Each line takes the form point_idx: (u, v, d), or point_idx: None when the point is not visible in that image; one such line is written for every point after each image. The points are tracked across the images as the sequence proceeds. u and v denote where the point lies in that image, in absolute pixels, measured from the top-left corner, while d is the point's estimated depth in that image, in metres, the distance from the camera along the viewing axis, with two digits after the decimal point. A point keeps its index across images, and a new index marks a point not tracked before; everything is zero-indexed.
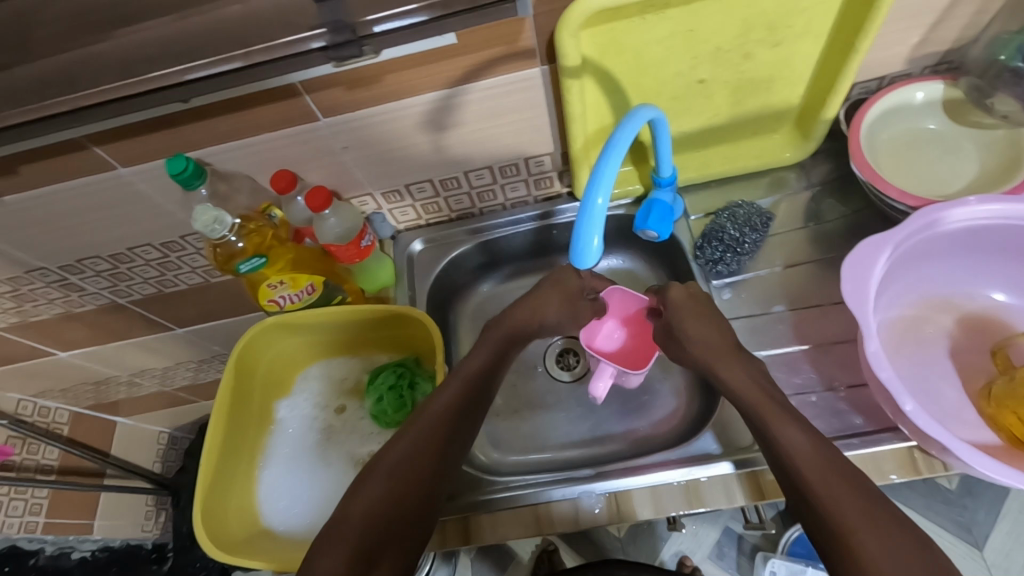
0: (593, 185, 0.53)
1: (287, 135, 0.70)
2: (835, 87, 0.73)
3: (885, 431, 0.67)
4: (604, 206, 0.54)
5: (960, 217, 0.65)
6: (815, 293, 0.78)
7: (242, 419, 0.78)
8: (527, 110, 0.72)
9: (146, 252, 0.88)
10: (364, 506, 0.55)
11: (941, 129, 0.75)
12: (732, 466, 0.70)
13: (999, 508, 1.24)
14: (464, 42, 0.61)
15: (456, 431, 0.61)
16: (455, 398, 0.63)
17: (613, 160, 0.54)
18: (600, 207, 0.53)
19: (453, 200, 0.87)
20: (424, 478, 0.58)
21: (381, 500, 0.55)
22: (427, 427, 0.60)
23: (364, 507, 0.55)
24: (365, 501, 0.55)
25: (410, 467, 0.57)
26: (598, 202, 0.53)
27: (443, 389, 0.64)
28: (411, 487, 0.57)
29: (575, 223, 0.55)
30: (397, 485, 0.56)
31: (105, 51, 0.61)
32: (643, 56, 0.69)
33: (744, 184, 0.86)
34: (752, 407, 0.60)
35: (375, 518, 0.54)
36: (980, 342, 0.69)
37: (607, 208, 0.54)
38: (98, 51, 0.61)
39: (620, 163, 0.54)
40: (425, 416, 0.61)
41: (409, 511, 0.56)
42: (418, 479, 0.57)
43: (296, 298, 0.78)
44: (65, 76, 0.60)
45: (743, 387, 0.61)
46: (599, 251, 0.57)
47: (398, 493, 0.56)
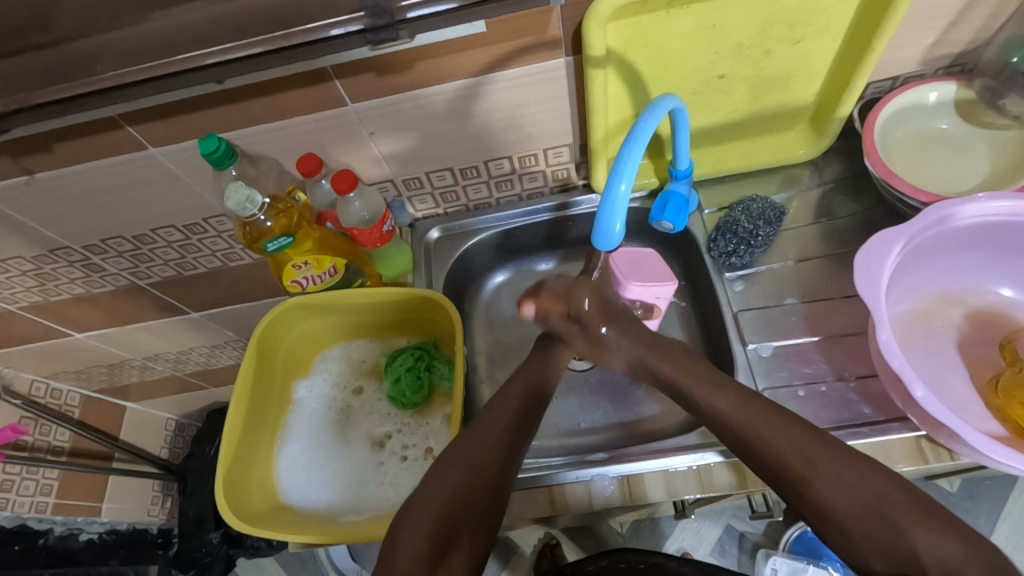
0: (617, 171, 0.55)
1: (316, 120, 0.71)
2: (850, 86, 0.75)
3: (894, 420, 0.68)
4: (627, 193, 0.56)
5: (971, 213, 0.67)
6: (827, 287, 0.80)
7: (263, 398, 0.80)
8: (549, 100, 0.74)
9: (169, 234, 0.90)
10: (448, 486, 0.55)
11: (953, 128, 0.77)
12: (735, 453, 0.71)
13: (999, 512, 1.26)
14: (492, 31, 0.64)
15: (522, 429, 0.61)
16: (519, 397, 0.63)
17: (636, 148, 0.54)
18: (623, 194, 0.55)
19: (471, 190, 0.89)
20: (500, 466, 0.57)
21: (458, 483, 0.55)
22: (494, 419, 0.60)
23: (446, 490, 0.54)
24: (447, 484, 0.55)
25: (486, 452, 0.57)
26: (621, 188, 0.55)
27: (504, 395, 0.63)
28: (489, 471, 0.56)
29: (598, 210, 0.56)
30: (475, 468, 0.56)
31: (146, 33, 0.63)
32: (665, 50, 0.70)
33: (758, 180, 0.88)
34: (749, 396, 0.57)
35: (459, 500, 0.54)
36: (988, 336, 0.70)
37: (629, 195, 0.56)
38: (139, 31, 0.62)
39: (644, 149, 0.55)
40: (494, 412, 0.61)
41: (486, 496, 0.55)
42: (496, 459, 0.57)
43: (318, 279, 0.80)
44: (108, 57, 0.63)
45: (740, 407, 0.56)
46: (621, 237, 0.59)
47: (482, 482, 0.56)
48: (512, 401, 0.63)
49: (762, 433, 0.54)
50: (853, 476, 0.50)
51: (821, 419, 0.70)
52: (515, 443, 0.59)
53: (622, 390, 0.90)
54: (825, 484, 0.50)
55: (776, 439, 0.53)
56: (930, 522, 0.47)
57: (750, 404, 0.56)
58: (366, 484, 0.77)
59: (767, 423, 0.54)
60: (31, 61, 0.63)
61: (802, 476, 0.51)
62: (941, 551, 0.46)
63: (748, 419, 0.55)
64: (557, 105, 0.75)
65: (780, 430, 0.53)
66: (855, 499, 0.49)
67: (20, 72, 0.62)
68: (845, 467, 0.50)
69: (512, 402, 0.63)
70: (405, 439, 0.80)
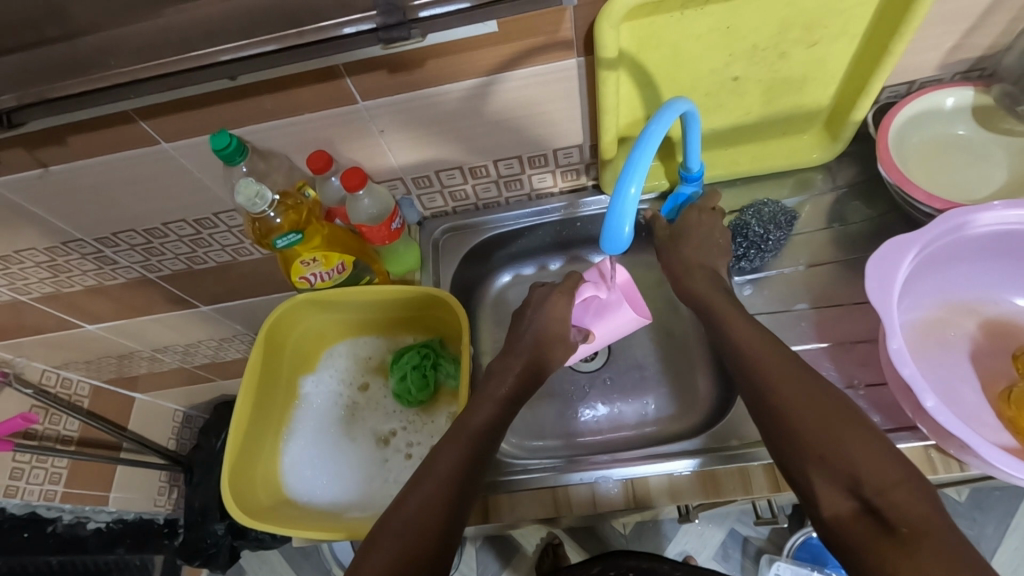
0: (627, 174, 0.54)
1: (325, 117, 0.71)
2: (865, 90, 0.74)
3: (904, 430, 0.68)
4: (637, 195, 0.55)
5: (986, 221, 0.66)
6: (837, 292, 0.79)
7: (270, 393, 0.80)
8: (560, 100, 0.74)
9: (180, 228, 0.90)
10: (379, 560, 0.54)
11: (970, 135, 0.76)
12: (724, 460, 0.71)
13: (1008, 524, 1.27)
14: (504, 30, 0.63)
15: (472, 475, 0.60)
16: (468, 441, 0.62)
17: (647, 150, 0.54)
18: (632, 196, 0.54)
19: (480, 189, 0.89)
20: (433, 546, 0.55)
21: (395, 548, 0.55)
22: (444, 465, 0.60)
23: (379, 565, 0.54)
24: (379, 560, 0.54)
25: (419, 524, 0.56)
26: (631, 191, 0.54)
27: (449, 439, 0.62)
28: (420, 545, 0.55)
29: (607, 213, 0.55)
30: (407, 541, 0.55)
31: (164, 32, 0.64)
32: (679, 52, 0.70)
33: (770, 184, 0.87)
34: (762, 342, 0.61)
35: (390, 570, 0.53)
36: (1002, 346, 0.69)
37: (640, 197, 0.55)
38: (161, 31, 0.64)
39: (654, 151, 0.54)
40: (444, 457, 0.61)
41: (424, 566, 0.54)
42: (431, 533, 0.56)
43: (327, 276, 0.79)
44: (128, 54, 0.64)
45: (744, 340, 0.62)
46: (630, 241, 0.58)
47: (428, 538, 0.55)
48: (452, 457, 0.61)
49: (748, 355, 0.60)
50: (821, 402, 0.54)
51: None
52: (457, 491, 0.58)
53: (629, 392, 0.89)
54: (814, 421, 0.53)
55: (756, 355, 0.60)
56: (872, 442, 0.50)
57: (776, 362, 0.59)
58: (370, 481, 0.77)
59: (778, 376, 0.57)
60: (48, 56, 0.63)
61: (769, 392, 0.57)
62: (873, 469, 0.49)
63: (751, 348, 0.61)
64: (570, 105, 0.75)
65: (789, 380, 0.57)
66: (843, 437, 0.51)
67: (37, 65, 0.63)
68: (802, 381, 0.56)
69: (456, 451, 0.61)
70: (410, 437, 0.80)
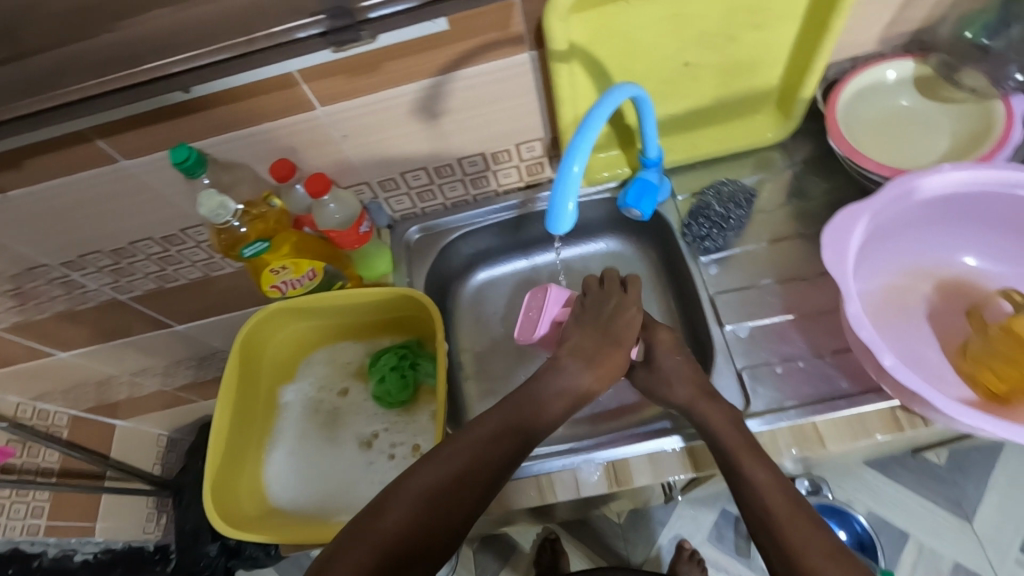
0: (571, 153, 0.58)
1: (284, 124, 0.72)
2: (811, 67, 0.76)
3: (870, 392, 0.70)
4: (580, 173, 0.59)
5: (932, 185, 0.67)
6: (800, 265, 0.81)
7: (248, 404, 0.79)
8: (518, 95, 0.75)
9: (148, 246, 0.90)
10: (401, 516, 0.56)
11: (913, 105, 0.78)
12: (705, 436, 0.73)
13: (986, 483, 1.32)
14: (456, 28, 0.64)
15: (503, 458, 0.62)
16: (505, 427, 0.64)
17: (591, 133, 0.58)
18: (575, 175, 0.58)
19: (447, 188, 0.90)
20: (450, 529, 0.57)
21: (407, 514, 0.56)
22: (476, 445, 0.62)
23: (398, 523, 0.56)
24: (400, 514, 0.56)
25: (450, 498, 0.58)
26: (574, 169, 0.58)
27: (489, 417, 0.65)
28: (443, 517, 0.57)
29: (553, 189, 0.58)
30: (429, 507, 0.57)
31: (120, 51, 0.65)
32: (629, 41, 0.71)
33: (729, 165, 0.89)
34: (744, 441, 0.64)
35: (406, 529, 0.56)
36: (957, 306, 0.72)
37: (582, 175, 0.59)
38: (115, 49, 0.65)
39: (596, 134, 0.58)
40: (478, 438, 0.63)
41: (428, 539, 0.56)
42: (454, 515, 0.58)
43: (298, 283, 0.80)
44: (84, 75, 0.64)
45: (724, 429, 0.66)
46: (573, 219, 0.61)
47: (441, 516, 0.57)
48: (486, 437, 0.63)
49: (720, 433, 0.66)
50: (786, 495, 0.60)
51: (800, 396, 0.72)
52: (481, 474, 0.60)
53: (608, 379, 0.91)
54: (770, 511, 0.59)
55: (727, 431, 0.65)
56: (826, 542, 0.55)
57: (770, 471, 0.62)
58: (356, 484, 0.77)
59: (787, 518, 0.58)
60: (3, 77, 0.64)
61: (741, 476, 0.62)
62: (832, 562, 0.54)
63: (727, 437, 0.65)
64: (527, 99, 0.76)
65: (811, 538, 0.56)
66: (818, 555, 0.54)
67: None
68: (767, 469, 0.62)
69: (488, 433, 0.63)
70: (393, 438, 0.81)
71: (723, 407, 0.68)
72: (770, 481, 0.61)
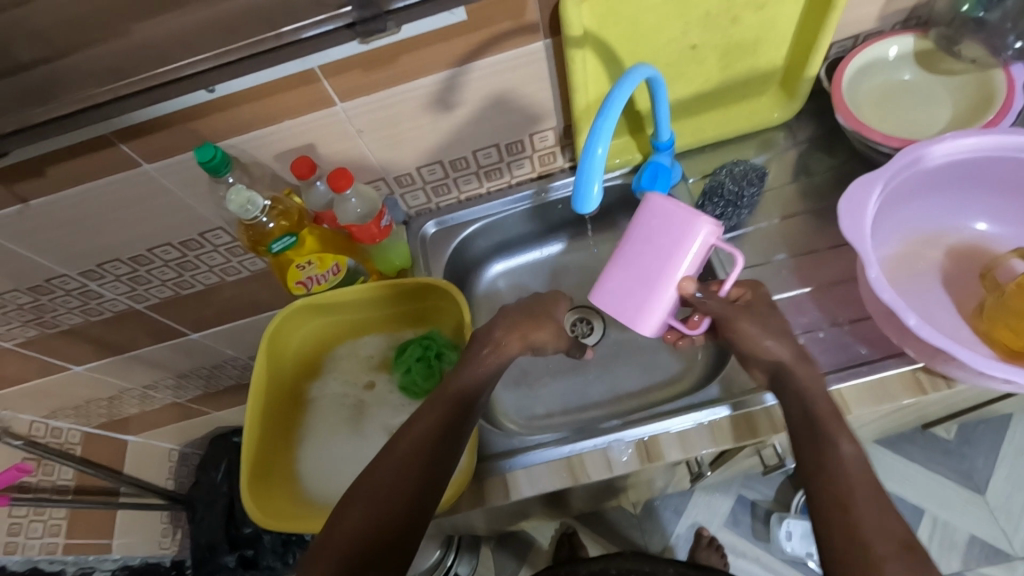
0: (594, 135, 0.59)
1: (304, 121, 0.73)
2: (815, 46, 0.78)
3: (890, 357, 0.72)
4: (604, 154, 0.60)
5: (941, 152, 0.69)
6: (813, 240, 0.83)
7: (275, 400, 0.80)
8: (532, 84, 0.77)
9: (165, 253, 0.90)
10: (353, 524, 0.58)
11: (915, 79, 0.80)
12: (729, 409, 0.74)
13: (996, 455, 1.34)
14: (471, 18, 0.66)
15: (442, 445, 0.63)
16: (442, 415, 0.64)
17: (612, 114, 0.59)
18: (600, 156, 0.58)
19: (462, 181, 0.91)
20: (398, 526, 0.59)
21: (363, 519, 0.58)
22: (416, 437, 0.63)
23: (349, 529, 0.58)
24: (353, 521, 0.58)
25: (393, 493, 0.60)
26: (598, 151, 0.59)
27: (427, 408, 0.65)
28: (390, 510, 0.59)
29: (578, 170, 0.59)
30: (375, 510, 0.59)
31: (144, 55, 0.66)
32: (639, 25, 0.73)
33: (736, 147, 0.91)
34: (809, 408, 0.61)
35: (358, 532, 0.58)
36: (970, 269, 0.74)
37: (606, 156, 0.60)
38: (140, 53, 0.66)
39: (618, 115, 0.59)
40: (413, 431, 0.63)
41: (387, 535, 0.58)
42: (398, 513, 0.59)
43: (322, 279, 0.80)
44: (109, 78, 0.65)
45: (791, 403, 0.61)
46: (598, 200, 0.62)
47: (390, 513, 0.59)
48: (428, 421, 0.64)
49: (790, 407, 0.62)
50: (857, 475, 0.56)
51: (821, 365, 0.73)
52: (425, 461, 0.62)
53: (629, 362, 0.92)
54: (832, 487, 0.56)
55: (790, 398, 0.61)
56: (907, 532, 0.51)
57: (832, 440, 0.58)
58: None
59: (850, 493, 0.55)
60: (28, 82, 0.66)
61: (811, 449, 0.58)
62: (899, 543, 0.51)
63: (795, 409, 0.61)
64: (539, 88, 0.78)
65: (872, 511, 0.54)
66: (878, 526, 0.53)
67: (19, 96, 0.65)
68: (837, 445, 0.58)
69: (431, 419, 0.64)
70: None
71: (793, 367, 0.63)
72: (837, 462, 0.57)
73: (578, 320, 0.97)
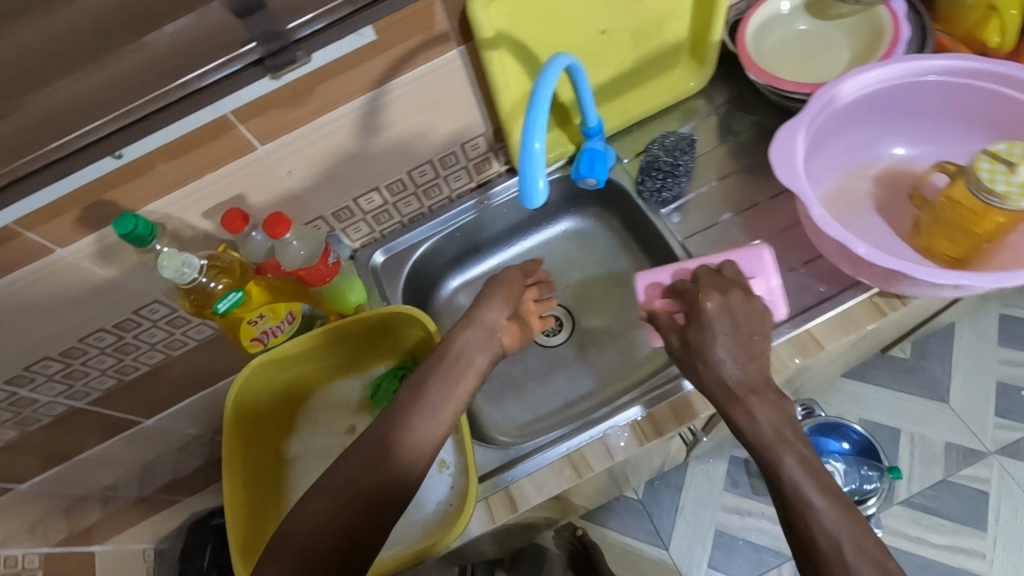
0: (529, 131, 0.59)
1: (228, 171, 0.69)
2: (714, 12, 0.81)
3: (848, 289, 0.75)
4: (542, 148, 0.60)
5: (850, 89, 0.73)
6: (752, 194, 0.85)
7: (254, 467, 0.76)
8: (454, 94, 0.76)
9: (100, 339, 0.83)
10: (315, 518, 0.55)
11: (810, 28, 0.85)
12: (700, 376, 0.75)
13: (950, 361, 1.42)
14: (382, 37, 0.65)
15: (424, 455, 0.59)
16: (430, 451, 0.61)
17: (541, 106, 0.60)
18: (539, 149, 0.59)
19: (402, 204, 0.89)
20: (366, 527, 0.55)
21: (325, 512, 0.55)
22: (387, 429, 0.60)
23: (307, 527, 0.54)
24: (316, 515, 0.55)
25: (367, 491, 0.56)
26: (536, 146, 0.59)
27: None
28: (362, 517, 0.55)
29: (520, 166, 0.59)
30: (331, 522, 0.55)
31: (38, 133, 0.61)
32: (548, 18, 0.74)
33: (660, 121, 0.93)
34: None
35: (309, 545, 0.54)
36: (898, 194, 0.78)
37: (545, 150, 0.60)
38: (33, 131, 0.61)
39: (548, 108, 0.60)
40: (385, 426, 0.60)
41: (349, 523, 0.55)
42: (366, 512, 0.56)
43: (279, 330, 0.78)
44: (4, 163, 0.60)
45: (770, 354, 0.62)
46: (547, 194, 0.62)
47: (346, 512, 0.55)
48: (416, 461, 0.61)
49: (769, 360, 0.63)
50: None
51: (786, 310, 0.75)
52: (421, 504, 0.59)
53: (604, 349, 0.93)
54: None
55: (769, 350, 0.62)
56: None
57: None
58: None
59: None
60: None
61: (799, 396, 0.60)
62: None
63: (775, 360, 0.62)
64: (462, 97, 0.77)
65: None
66: None
67: None
68: None
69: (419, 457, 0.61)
70: None
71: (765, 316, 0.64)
72: None
73: None
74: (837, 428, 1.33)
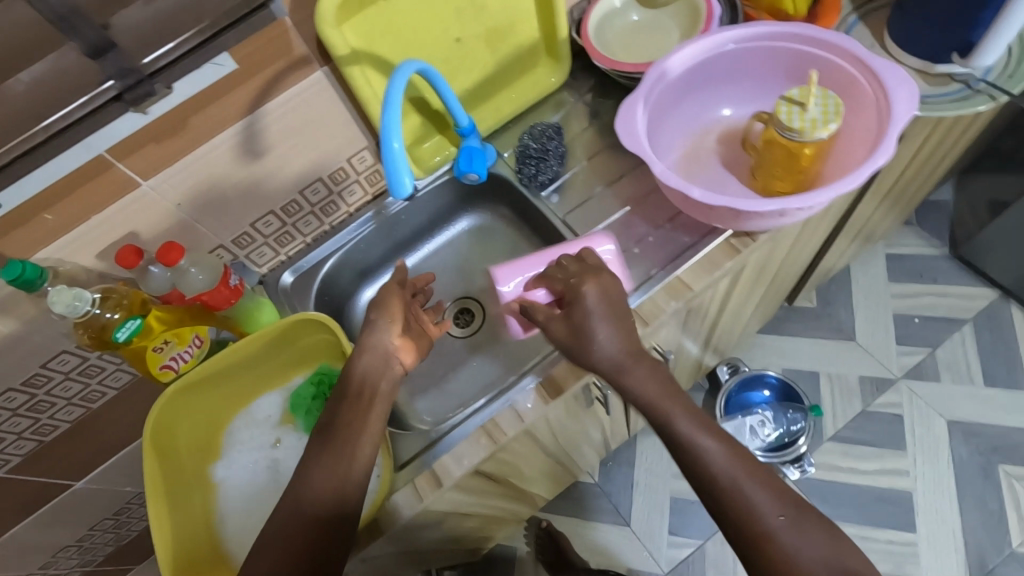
0: (388, 131, 0.66)
1: (115, 210, 0.72)
2: (554, 12, 0.91)
3: (706, 235, 0.84)
4: (401, 147, 0.67)
5: (677, 63, 0.84)
6: (619, 168, 0.95)
7: (179, 494, 0.77)
8: (328, 112, 0.82)
9: (10, 400, 0.82)
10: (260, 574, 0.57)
11: (642, 17, 0.96)
12: None
13: (851, 302, 1.54)
14: (243, 66, 0.70)
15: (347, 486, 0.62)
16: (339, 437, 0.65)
17: (394, 108, 0.67)
18: (398, 148, 0.65)
19: (302, 224, 0.94)
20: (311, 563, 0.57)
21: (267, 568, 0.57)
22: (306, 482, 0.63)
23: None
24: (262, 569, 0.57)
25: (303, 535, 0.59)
26: (394, 145, 0.66)
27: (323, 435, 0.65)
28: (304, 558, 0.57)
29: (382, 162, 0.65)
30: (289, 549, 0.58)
31: None
32: (401, 32, 0.82)
33: (532, 115, 1.02)
34: None
35: None
36: (739, 150, 0.88)
37: (404, 148, 0.67)
38: None
39: (400, 108, 0.67)
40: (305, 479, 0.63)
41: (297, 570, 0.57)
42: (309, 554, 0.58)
43: (187, 355, 0.80)
44: None
45: None
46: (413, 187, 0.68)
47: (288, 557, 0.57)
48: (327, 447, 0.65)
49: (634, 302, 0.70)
50: None
51: (656, 262, 0.84)
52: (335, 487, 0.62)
53: (513, 330, 0.99)
54: None
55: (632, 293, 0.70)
56: None
57: None
58: None
59: None
60: None
61: None
62: None
63: None
64: (336, 114, 0.83)
65: None
66: None
67: None
68: None
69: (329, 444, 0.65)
70: None
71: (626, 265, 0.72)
72: None
73: (459, 312, 1.03)
74: (757, 378, 1.43)
